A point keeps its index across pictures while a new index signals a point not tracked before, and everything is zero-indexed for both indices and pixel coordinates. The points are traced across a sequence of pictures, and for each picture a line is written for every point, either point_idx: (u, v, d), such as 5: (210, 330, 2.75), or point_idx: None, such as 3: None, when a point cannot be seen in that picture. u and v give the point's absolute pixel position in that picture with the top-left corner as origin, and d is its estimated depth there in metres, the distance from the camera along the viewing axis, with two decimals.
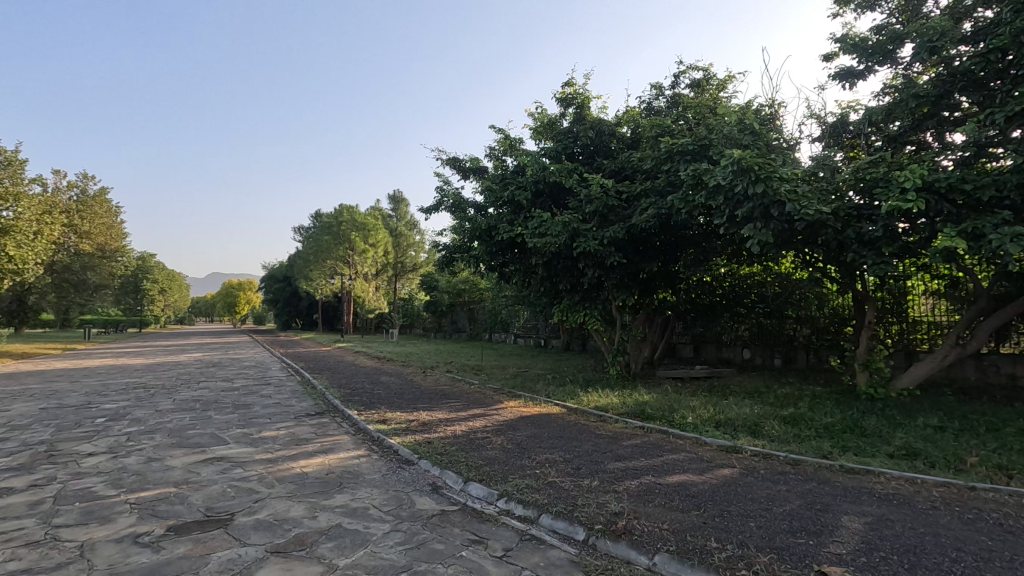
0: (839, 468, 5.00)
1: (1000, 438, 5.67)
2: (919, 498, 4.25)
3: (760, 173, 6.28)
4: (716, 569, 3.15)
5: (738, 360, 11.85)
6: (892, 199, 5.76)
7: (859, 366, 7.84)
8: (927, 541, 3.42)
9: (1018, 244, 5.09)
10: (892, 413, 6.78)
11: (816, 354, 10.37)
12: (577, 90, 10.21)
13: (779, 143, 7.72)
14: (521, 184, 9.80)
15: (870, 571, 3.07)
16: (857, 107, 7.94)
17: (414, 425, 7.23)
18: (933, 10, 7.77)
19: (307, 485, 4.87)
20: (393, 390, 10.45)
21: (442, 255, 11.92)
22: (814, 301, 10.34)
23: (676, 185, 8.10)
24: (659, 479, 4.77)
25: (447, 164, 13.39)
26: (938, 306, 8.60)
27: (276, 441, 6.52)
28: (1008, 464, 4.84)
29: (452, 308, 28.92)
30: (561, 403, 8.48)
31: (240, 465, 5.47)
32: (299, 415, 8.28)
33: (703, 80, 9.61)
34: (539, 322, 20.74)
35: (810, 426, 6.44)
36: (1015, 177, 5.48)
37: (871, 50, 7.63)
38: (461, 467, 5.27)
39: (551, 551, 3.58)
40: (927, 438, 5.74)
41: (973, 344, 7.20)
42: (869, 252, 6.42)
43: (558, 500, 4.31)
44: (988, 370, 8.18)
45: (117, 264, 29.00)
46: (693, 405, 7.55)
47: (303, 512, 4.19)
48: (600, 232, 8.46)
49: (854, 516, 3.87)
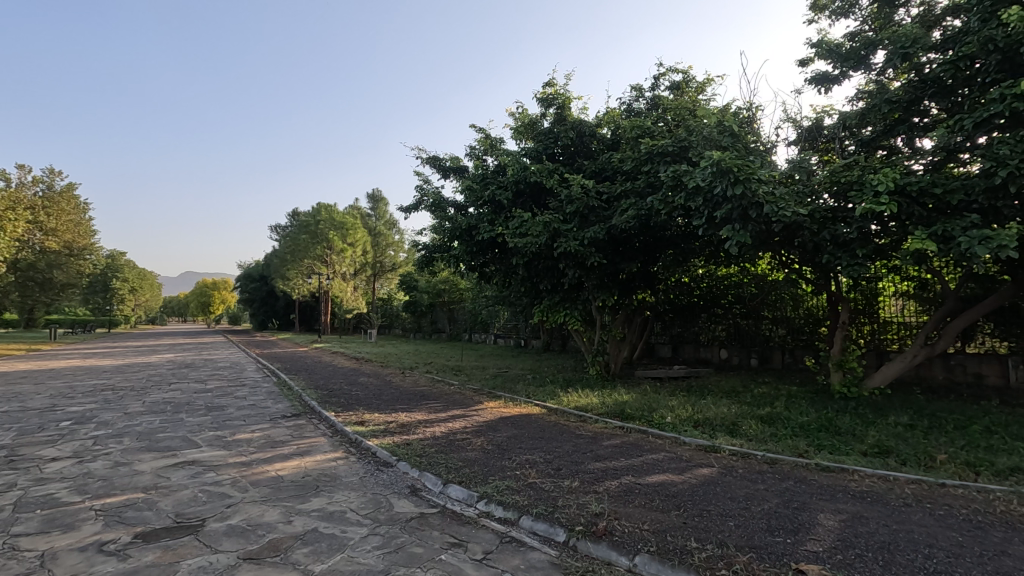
0: (814, 467, 5.07)
1: (968, 435, 5.81)
2: (892, 495, 4.33)
3: (739, 174, 6.34)
4: (697, 569, 3.16)
5: (715, 361, 11.97)
6: (866, 202, 5.87)
7: (833, 366, 7.98)
8: (900, 537, 3.49)
9: (985, 247, 5.22)
10: (865, 412, 6.92)
11: (791, 354, 10.54)
12: (558, 90, 10.22)
13: (756, 145, 7.82)
14: (502, 183, 9.77)
15: (847, 567, 3.11)
16: (832, 111, 8.07)
17: (393, 425, 7.18)
18: (904, 17, 7.97)
19: (282, 489, 4.76)
20: (371, 391, 10.34)
21: (422, 255, 11.82)
22: (790, 302, 10.53)
23: (656, 186, 8.16)
24: (639, 479, 4.79)
25: (426, 163, 13.30)
26: (907, 307, 8.82)
27: (250, 444, 6.38)
28: (976, 461, 4.96)
29: (432, 308, 28.79)
30: (542, 403, 8.47)
31: (213, 469, 5.33)
32: (275, 416, 8.18)
33: (683, 83, 9.71)
34: (519, 323, 20.77)
35: (786, 425, 6.53)
36: (982, 181, 5.62)
37: (846, 56, 7.81)
38: (441, 469, 5.21)
39: (531, 553, 3.54)
40: (898, 436, 5.85)
41: (941, 344, 7.38)
42: (844, 253, 6.53)
43: (538, 501, 4.28)
44: (955, 369, 8.41)
45: (86, 263, 28.10)
46: (672, 405, 7.59)
47: (277, 517, 4.09)
48: (580, 232, 8.47)
49: (830, 513, 3.92)
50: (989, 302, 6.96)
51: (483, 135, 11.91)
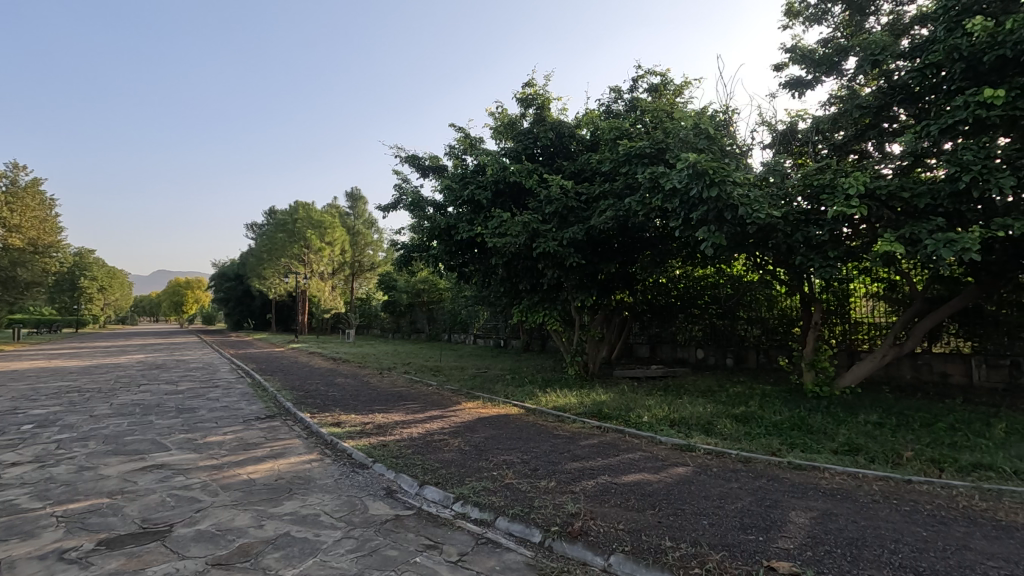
0: (787, 464, 5.17)
1: (934, 433, 5.97)
2: (861, 492, 4.43)
3: (714, 177, 6.41)
4: (670, 569, 3.17)
5: (692, 360, 12.12)
6: (837, 204, 6.00)
7: (806, 366, 8.13)
8: (868, 534, 3.56)
9: (950, 250, 5.36)
10: (836, 411, 7.07)
11: (766, 353, 10.74)
12: (538, 90, 10.24)
13: (733, 149, 7.92)
14: (481, 183, 9.72)
15: (816, 563, 3.16)
16: (805, 115, 8.22)
17: (370, 427, 7.09)
18: (874, 25, 8.18)
19: (254, 492, 4.66)
20: (347, 392, 10.21)
21: (401, 255, 11.74)
22: (764, 302, 10.73)
23: (634, 187, 8.21)
24: (615, 479, 4.80)
25: (406, 162, 13.27)
26: (878, 308, 9.04)
27: (222, 446, 6.24)
28: (941, 458, 5.10)
29: (411, 308, 28.57)
30: (520, 404, 8.46)
31: (182, 473, 5.19)
32: (248, 417, 8.03)
33: (661, 85, 9.80)
34: (499, 322, 20.74)
35: (759, 424, 6.63)
36: (947, 186, 5.78)
37: (819, 62, 7.97)
38: (417, 471, 5.16)
39: (506, 554, 3.53)
40: (868, 434, 5.99)
41: (909, 344, 7.58)
42: (816, 255, 6.65)
43: (515, 502, 4.27)
44: (922, 369, 8.65)
45: (52, 260, 27.26)
46: (649, 405, 7.64)
47: (248, 521, 4.01)
48: (559, 233, 8.50)
49: (801, 511, 3.99)
50: (954, 304, 7.17)
51: (463, 135, 11.94)
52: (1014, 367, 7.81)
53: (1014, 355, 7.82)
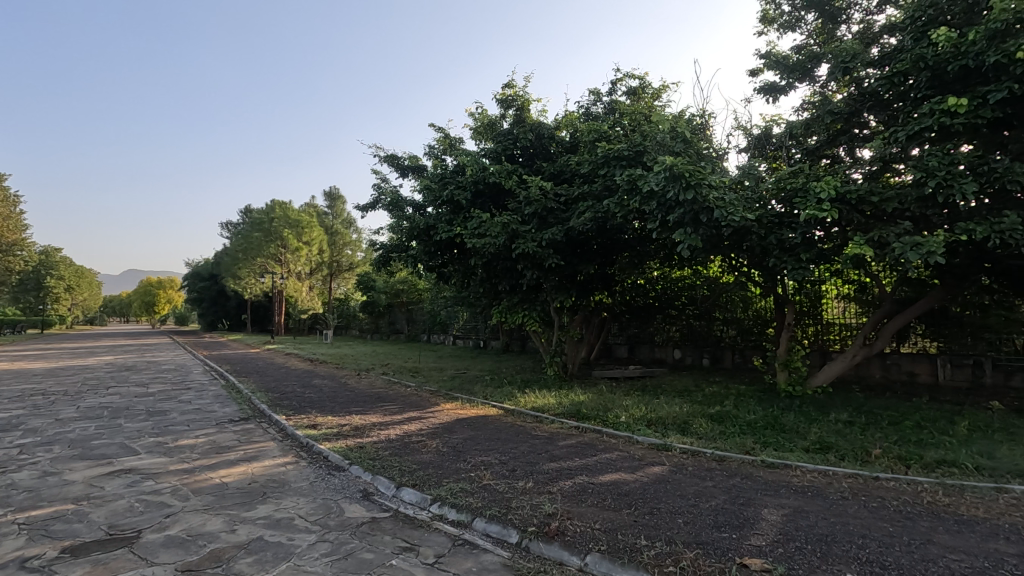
0: (760, 463, 5.26)
1: (900, 431, 6.15)
2: (831, 489, 4.53)
3: (690, 180, 6.49)
4: (646, 567, 3.20)
5: (669, 360, 12.27)
6: (809, 208, 6.14)
7: (779, 365, 8.28)
8: (838, 530, 3.64)
9: (917, 252, 5.51)
10: (808, 410, 7.22)
11: (741, 354, 10.93)
12: (518, 92, 10.27)
13: (709, 152, 8.04)
14: (461, 183, 9.69)
15: (787, 560, 3.22)
16: (779, 120, 8.38)
17: (347, 429, 7.00)
18: (846, 34, 8.38)
19: (226, 496, 4.57)
20: (324, 394, 10.07)
21: (379, 255, 11.62)
22: (740, 303, 10.91)
23: (613, 189, 8.28)
24: (592, 479, 4.83)
25: (384, 162, 13.19)
26: (848, 309, 9.28)
27: (194, 450, 6.10)
28: (907, 455, 5.24)
29: (390, 309, 28.30)
30: (499, 405, 8.44)
31: (152, 477, 5.07)
32: (221, 420, 7.86)
33: (640, 89, 9.90)
34: (479, 323, 20.68)
35: (734, 423, 6.73)
36: (914, 191, 5.95)
37: (792, 67, 8.14)
38: (394, 473, 5.12)
39: (483, 555, 3.52)
40: (839, 433, 6.13)
41: (878, 345, 7.78)
42: (789, 258, 6.79)
43: (492, 503, 4.26)
44: (890, 368, 8.90)
45: (16, 258, 26.44)
46: (626, 405, 7.71)
47: (220, 526, 3.93)
48: (538, 234, 8.53)
49: (773, 508, 4.06)
50: (921, 305, 7.38)
51: (443, 135, 11.92)
52: (976, 366, 8.10)
53: (976, 355, 8.11)
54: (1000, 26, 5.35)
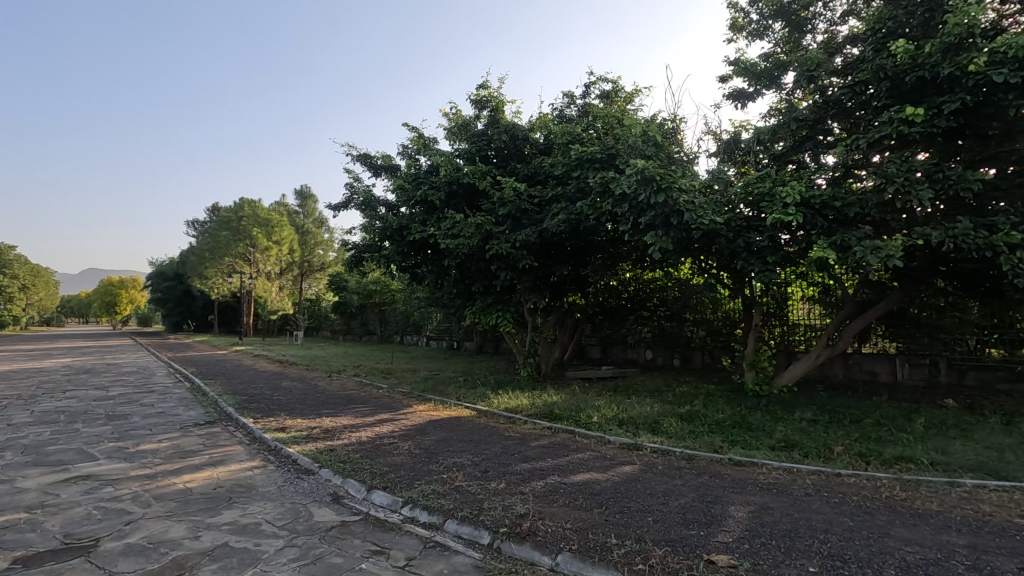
0: (728, 461, 5.37)
1: (861, 428, 6.37)
2: (795, 485, 4.66)
3: (661, 183, 6.59)
4: (616, 566, 3.24)
5: (641, 361, 12.44)
6: (775, 213, 6.30)
7: (747, 365, 8.47)
8: (801, 526, 3.74)
9: (877, 256, 5.72)
10: (774, 409, 7.42)
11: (710, 354, 11.15)
12: (492, 93, 10.27)
13: (680, 156, 8.18)
14: (434, 183, 9.64)
15: (752, 556, 3.29)
16: (748, 126, 8.57)
17: (316, 431, 6.89)
18: (811, 43, 8.63)
19: (190, 502, 4.45)
20: (293, 395, 9.89)
21: (351, 255, 11.49)
22: (709, 305, 11.13)
23: (586, 192, 8.35)
24: (564, 479, 4.86)
25: (357, 161, 13.06)
26: (813, 311, 9.55)
27: (156, 455, 5.92)
28: (867, 452, 5.42)
29: (362, 309, 27.94)
30: (471, 406, 8.42)
31: (111, 483, 4.90)
32: (186, 424, 7.65)
33: (613, 92, 10.01)
34: (452, 324, 20.59)
35: (703, 422, 6.87)
36: (875, 197, 6.16)
37: (760, 74, 8.35)
38: (365, 475, 5.06)
39: (454, 557, 3.51)
40: (803, 431, 6.32)
41: (840, 345, 8.04)
42: (756, 260, 6.96)
43: (464, 505, 4.25)
44: (853, 368, 9.19)
45: None
46: (598, 405, 7.78)
47: (183, 533, 3.82)
48: (512, 235, 8.54)
49: (740, 505, 4.15)
50: (880, 307, 7.65)
51: (417, 134, 11.86)
52: (932, 366, 8.48)
53: (932, 355, 8.47)
54: (953, 40, 5.60)
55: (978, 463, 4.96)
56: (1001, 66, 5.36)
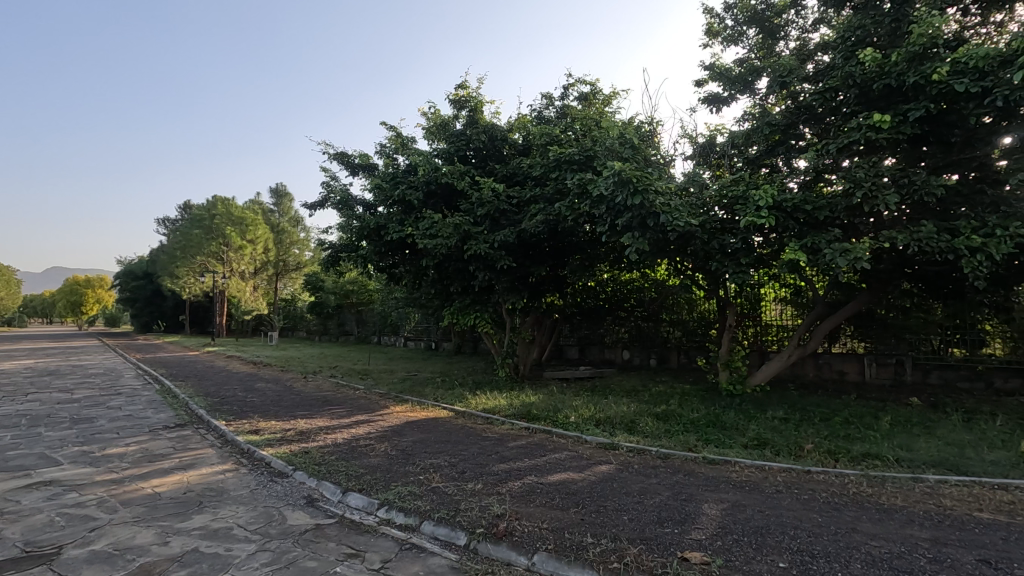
0: (702, 459, 5.45)
1: (830, 426, 6.53)
2: (766, 483, 4.76)
3: (638, 185, 6.66)
4: (591, 565, 3.26)
5: (618, 361, 12.56)
6: (748, 216, 6.42)
7: (721, 365, 8.61)
8: (772, 522, 3.82)
9: (845, 258, 5.87)
10: (747, 408, 7.56)
11: (686, 354, 11.32)
12: (471, 93, 10.26)
13: (656, 158, 8.28)
14: (412, 183, 9.58)
15: (725, 552, 3.35)
16: (723, 130, 8.72)
17: (291, 434, 6.78)
18: (784, 50, 8.82)
19: (159, 507, 4.34)
20: (267, 397, 9.73)
21: (328, 255, 11.35)
22: (685, 305, 11.29)
23: (564, 193, 8.40)
24: (541, 479, 4.88)
25: (334, 159, 12.91)
26: (785, 312, 9.76)
27: (123, 459, 5.76)
28: (836, 449, 5.56)
29: (339, 309, 27.59)
30: (449, 407, 8.40)
31: (75, 489, 4.75)
32: (155, 427, 7.46)
33: (591, 94, 10.08)
34: (430, 325, 20.48)
35: (677, 421, 6.97)
36: (844, 200, 6.32)
37: (734, 79, 8.51)
38: (340, 477, 5.01)
39: (431, 559, 3.50)
40: (774, 429, 6.45)
41: (811, 345, 8.23)
42: (730, 262, 7.08)
43: (441, 506, 4.23)
44: (823, 368, 9.41)
45: None
46: (576, 405, 7.83)
47: (151, 539, 3.72)
48: (490, 236, 8.54)
49: (713, 503, 4.23)
50: (850, 308, 7.86)
51: (395, 133, 11.78)
52: (898, 365, 8.74)
53: (898, 355, 8.74)
54: (918, 50, 5.79)
55: (941, 459, 5.13)
56: (962, 75, 5.56)
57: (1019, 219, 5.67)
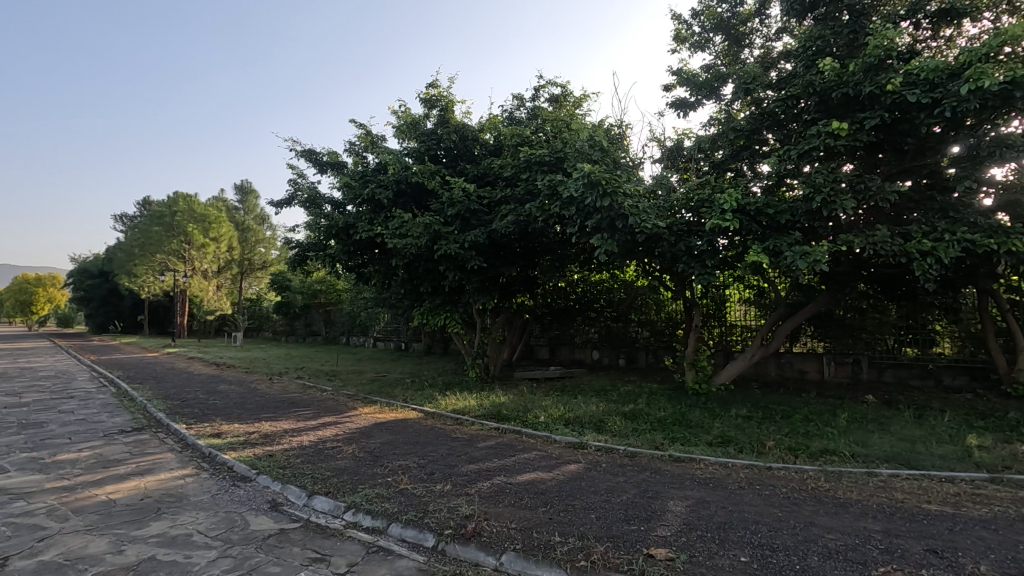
0: (669, 457, 5.55)
1: (791, 424, 6.72)
2: (729, 479, 4.88)
3: (607, 187, 6.74)
4: (559, 563, 3.29)
5: (587, 361, 12.68)
6: (714, 219, 6.57)
7: (688, 365, 8.78)
8: (734, 518, 3.92)
9: (805, 261, 6.06)
10: (712, 406, 7.73)
11: (654, 354, 11.51)
12: (441, 92, 10.21)
13: (625, 161, 8.40)
14: (382, 182, 9.47)
15: (689, 548, 3.42)
16: (690, 134, 8.90)
17: (255, 437, 6.62)
18: (749, 57, 9.04)
19: (114, 514, 4.18)
20: (230, 400, 9.48)
21: (294, 254, 11.14)
22: (653, 306, 11.48)
23: (535, 194, 8.44)
24: (510, 479, 4.89)
25: (302, 157, 12.68)
26: (749, 312, 10.01)
27: (76, 465, 5.52)
28: (796, 446, 5.74)
29: (306, 309, 27.05)
30: (418, 408, 8.33)
31: (22, 498, 4.53)
32: (110, 431, 7.17)
33: (561, 96, 10.16)
34: (400, 325, 20.26)
35: (645, 420, 7.07)
36: (804, 205, 6.53)
37: (700, 85, 8.69)
38: (306, 481, 4.91)
39: (398, 561, 3.47)
40: (738, 427, 6.61)
41: (773, 345, 8.46)
42: (696, 264, 7.23)
43: (408, 508, 4.20)
44: (785, 367, 9.69)
45: None
46: (545, 405, 7.87)
47: (104, 548, 3.58)
48: (461, 236, 8.51)
49: (678, 500, 4.31)
50: (810, 309, 8.11)
51: (365, 131, 11.64)
52: (855, 364, 9.06)
53: (855, 354, 9.06)
54: (874, 61, 6.02)
55: (893, 454, 5.35)
56: (914, 86, 5.80)
57: (966, 225, 5.96)
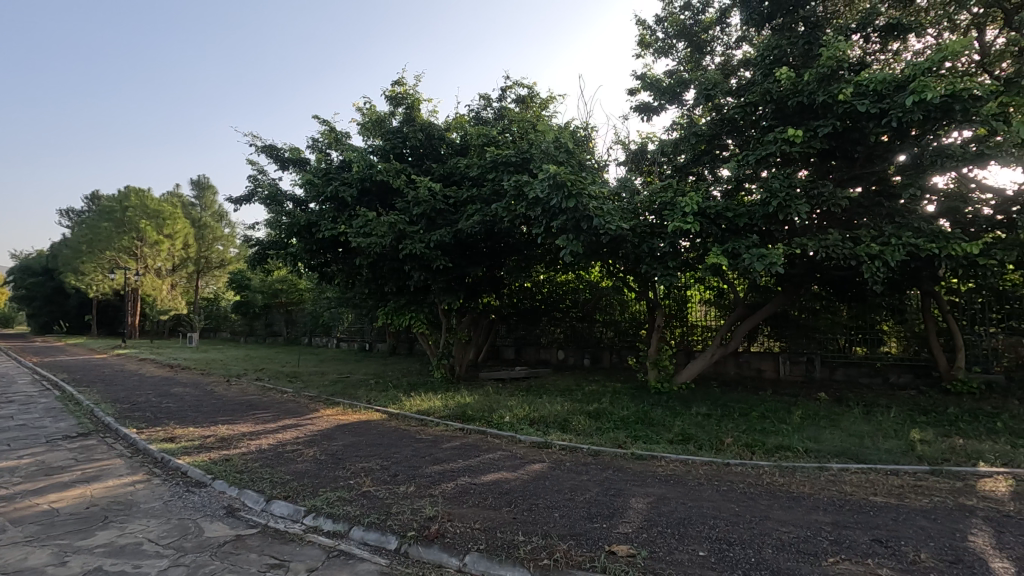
0: (631, 455, 5.63)
1: (749, 421, 6.93)
2: (689, 476, 4.99)
3: (572, 189, 6.80)
4: (522, 563, 3.30)
5: (552, 361, 12.76)
6: (676, 221, 6.71)
7: (650, 364, 8.95)
8: (693, 513, 4.01)
9: (762, 263, 6.25)
10: (673, 404, 7.89)
11: (618, 354, 11.67)
12: (407, 90, 10.10)
13: (591, 163, 8.49)
14: (346, 180, 9.31)
15: (649, 544, 3.49)
16: (653, 138, 9.06)
17: (211, 440, 6.40)
18: (710, 64, 9.28)
19: (57, 524, 3.98)
20: (184, 403, 9.15)
21: (254, 252, 10.84)
22: (618, 306, 11.64)
23: (501, 194, 8.45)
24: (475, 479, 4.88)
25: (262, 152, 12.34)
26: (710, 312, 10.26)
27: (15, 473, 5.23)
28: (753, 442, 5.91)
29: (267, 309, 26.32)
30: (382, 409, 8.22)
31: None
32: (53, 437, 6.82)
33: (528, 98, 10.20)
34: (364, 325, 19.94)
35: (608, 419, 7.16)
36: (762, 209, 6.74)
37: (664, 90, 8.86)
38: (264, 485, 4.78)
39: (359, 565, 3.41)
40: (698, 424, 6.77)
41: (732, 344, 8.70)
42: (659, 265, 7.38)
43: (371, 511, 4.13)
44: (743, 366, 9.97)
45: None
46: (511, 405, 7.88)
47: (46, 560, 3.41)
48: (426, 235, 8.44)
49: (640, 497, 4.38)
50: (767, 309, 8.36)
51: (328, 128, 11.42)
52: (808, 363, 9.40)
53: (809, 353, 9.40)
54: (827, 71, 6.27)
55: (843, 449, 5.58)
56: (864, 97, 6.06)
57: (911, 230, 6.27)
